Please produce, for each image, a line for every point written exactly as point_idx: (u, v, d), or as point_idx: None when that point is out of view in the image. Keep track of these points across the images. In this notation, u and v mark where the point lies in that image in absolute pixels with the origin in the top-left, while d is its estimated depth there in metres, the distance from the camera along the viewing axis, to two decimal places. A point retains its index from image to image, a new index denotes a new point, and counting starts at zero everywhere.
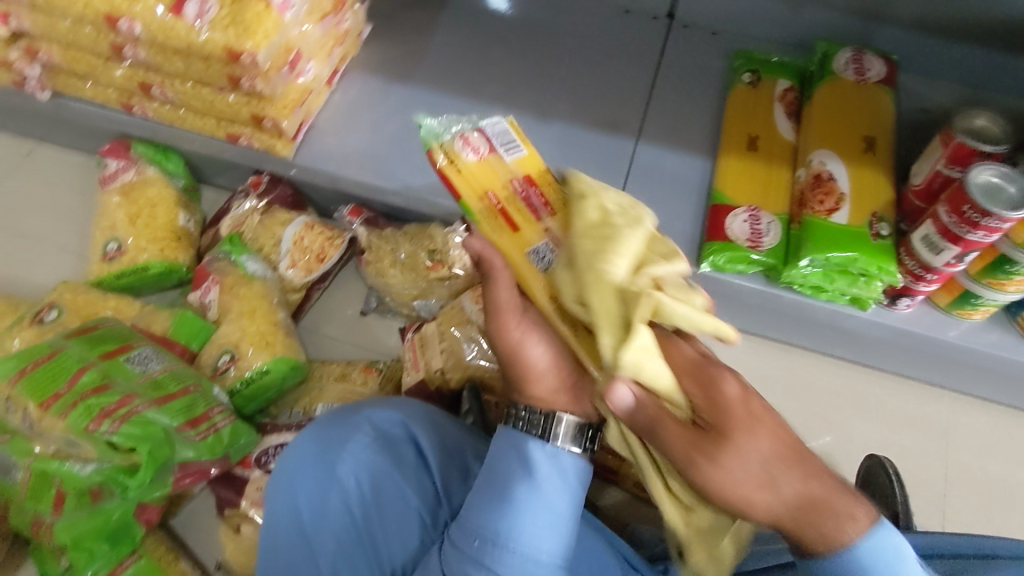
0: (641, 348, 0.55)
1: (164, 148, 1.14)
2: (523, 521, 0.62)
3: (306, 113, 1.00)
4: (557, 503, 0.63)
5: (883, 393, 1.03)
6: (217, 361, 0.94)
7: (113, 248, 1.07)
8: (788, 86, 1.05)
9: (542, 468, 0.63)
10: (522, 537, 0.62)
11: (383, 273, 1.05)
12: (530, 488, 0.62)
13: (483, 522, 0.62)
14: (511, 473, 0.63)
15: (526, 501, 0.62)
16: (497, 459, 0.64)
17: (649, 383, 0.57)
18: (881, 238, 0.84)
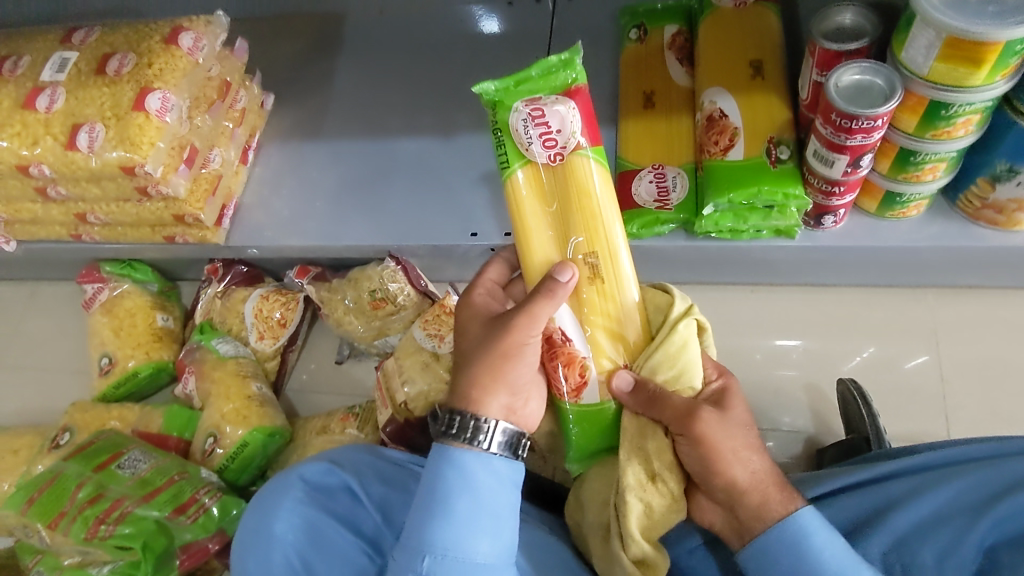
0: (684, 329, 0.73)
1: (130, 261, 1.23)
2: (464, 531, 0.61)
3: (224, 197, 1.05)
4: (493, 509, 0.62)
5: (852, 307, 1.03)
6: (204, 445, 1.01)
7: (106, 362, 1.17)
8: (677, 29, 1.00)
9: (481, 476, 0.62)
10: (461, 546, 0.60)
11: (341, 322, 1.09)
12: (467, 495, 0.61)
13: (422, 537, 0.61)
14: (442, 489, 0.62)
15: (467, 509, 0.61)
16: (428, 479, 0.63)
17: (684, 366, 0.72)
18: (781, 163, 0.81)
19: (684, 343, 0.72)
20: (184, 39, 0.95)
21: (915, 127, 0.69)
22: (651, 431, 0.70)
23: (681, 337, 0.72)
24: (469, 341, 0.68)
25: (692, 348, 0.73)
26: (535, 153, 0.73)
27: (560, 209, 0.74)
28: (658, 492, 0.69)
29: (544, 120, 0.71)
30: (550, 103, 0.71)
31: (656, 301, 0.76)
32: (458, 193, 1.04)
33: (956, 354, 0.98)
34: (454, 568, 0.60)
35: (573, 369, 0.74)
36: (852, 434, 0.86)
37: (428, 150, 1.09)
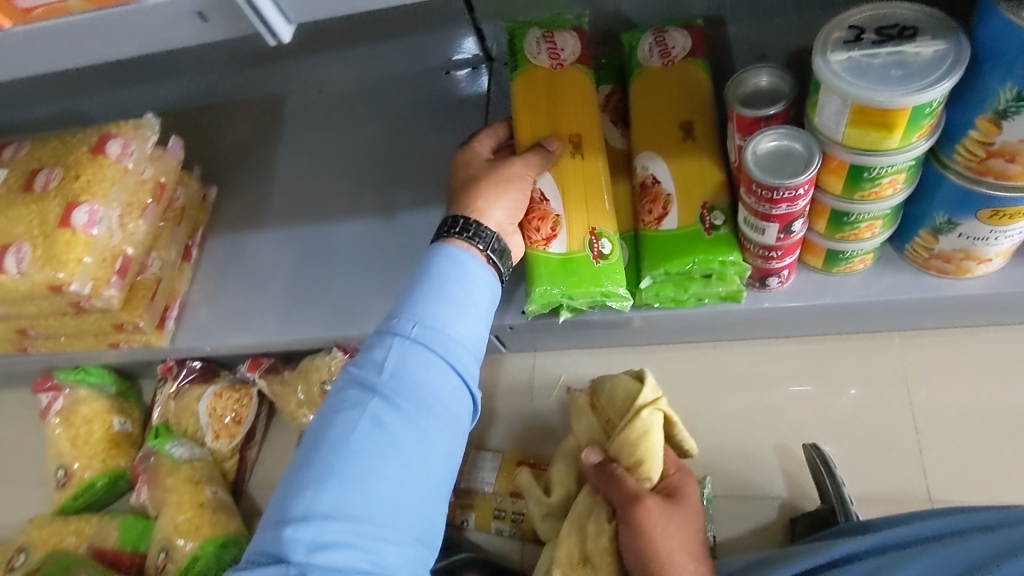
0: (648, 416, 0.82)
1: (83, 365, 1.20)
2: (440, 304, 0.64)
3: (166, 299, 1.03)
4: (469, 296, 0.66)
5: (820, 357, 0.99)
6: (157, 560, 0.98)
7: (62, 474, 1.14)
8: (610, 88, 0.96)
9: (471, 271, 0.67)
10: (433, 314, 0.63)
11: (297, 416, 1.06)
12: (458, 282, 0.66)
13: (401, 306, 0.64)
14: (430, 268, 0.66)
15: (452, 289, 0.65)
16: (420, 270, 0.67)
17: (645, 454, 0.80)
18: (716, 229, 0.78)
19: (645, 433, 0.81)
20: (112, 146, 0.94)
21: (842, 189, 0.67)
22: (596, 512, 0.81)
23: (642, 424, 0.81)
24: (471, 169, 0.80)
25: (655, 436, 0.81)
26: (540, 58, 0.85)
27: (562, 98, 0.84)
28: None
29: (553, 42, 0.86)
30: (559, 33, 0.87)
31: (627, 388, 0.85)
32: (403, 275, 1.01)
33: (930, 401, 0.93)
34: (438, 344, 0.62)
35: (546, 222, 0.80)
36: (822, 504, 0.84)
37: (371, 232, 1.06)
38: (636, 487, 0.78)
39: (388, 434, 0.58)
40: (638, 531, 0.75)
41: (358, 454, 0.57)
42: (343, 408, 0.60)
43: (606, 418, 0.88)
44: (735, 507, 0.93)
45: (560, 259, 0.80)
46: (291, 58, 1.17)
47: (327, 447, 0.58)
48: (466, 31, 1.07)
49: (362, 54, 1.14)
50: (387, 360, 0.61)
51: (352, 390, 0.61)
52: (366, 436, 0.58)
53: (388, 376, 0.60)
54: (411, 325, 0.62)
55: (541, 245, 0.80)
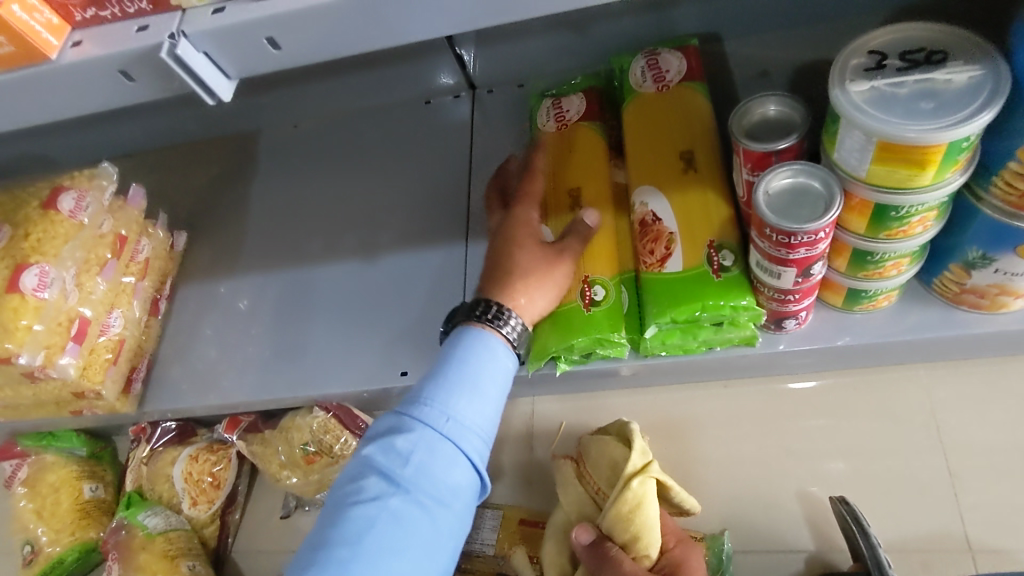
0: (641, 485, 0.78)
1: (49, 430, 1.12)
2: (465, 395, 0.65)
3: (132, 359, 0.96)
4: (493, 389, 0.67)
5: (840, 393, 0.92)
6: None
7: (28, 550, 1.05)
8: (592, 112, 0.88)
9: (496, 358, 0.68)
10: (458, 408, 0.64)
11: (279, 478, 0.99)
12: (487, 373, 0.67)
13: (425, 394, 0.65)
14: (458, 357, 0.67)
15: (480, 380, 0.66)
16: (445, 353, 0.68)
17: (641, 531, 0.76)
18: (725, 270, 0.71)
19: (637, 507, 0.77)
20: (65, 200, 0.88)
21: (866, 228, 0.60)
22: None
23: (634, 495, 0.77)
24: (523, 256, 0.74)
25: (648, 509, 0.77)
26: (549, 126, 0.89)
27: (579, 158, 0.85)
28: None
29: (561, 108, 0.89)
30: (566, 98, 0.90)
31: (613, 452, 0.82)
32: (386, 324, 0.94)
33: (961, 439, 0.86)
34: (462, 436, 0.63)
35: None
36: (857, 563, 0.78)
37: (350, 277, 0.99)
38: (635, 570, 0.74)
39: (407, 529, 0.59)
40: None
41: (373, 550, 0.57)
42: (362, 496, 0.60)
43: (595, 489, 0.83)
44: (756, 563, 0.86)
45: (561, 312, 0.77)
46: (259, 94, 1.10)
47: (342, 538, 0.57)
48: (443, 59, 1.01)
49: (334, 87, 1.07)
50: (411, 451, 0.61)
51: (373, 476, 0.61)
52: (386, 530, 0.58)
53: (410, 468, 0.61)
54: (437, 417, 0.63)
55: None
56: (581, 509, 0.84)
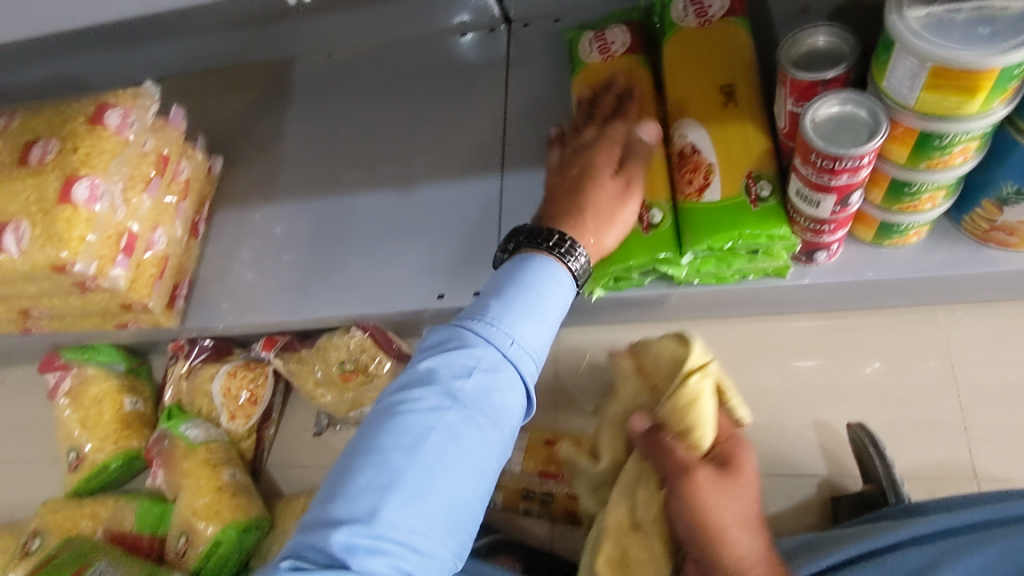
0: (700, 380, 0.79)
1: (90, 345, 1.17)
2: (526, 318, 0.61)
3: (176, 275, 0.99)
4: (554, 317, 0.63)
5: (860, 331, 0.94)
6: (177, 545, 0.95)
7: (74, 457, 1.11)
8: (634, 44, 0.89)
9: (562, 287, 0.64)
10: (518, 331, 0.60)
11: (313, 395, 1.03)
12: (551, 297, 0.63)
13: (486, 312, 0.61)
14: (518, 279, 0.63)
15: (541, 304, 0.62)
16: (504, 277, 0.64)
17: (696, 419, 0.76)
18: (763, 201, 0.73)
19: (695, 403, 0.77)
20: (111, 117, 0.88)
21: (908, 158, 0.62)
22: (642, 484, 0.77)
23: (693, 388, 0.78)
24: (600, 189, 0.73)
25: (705, 405, 0.77)
26: (593, 58, 0.89)
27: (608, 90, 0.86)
28: (645, 543, 0.76)
29: (605, 39, 0.90)
30: (609, 30, 0.90)
31: (675, 350, 0.84)
32: (422, 251, 0.96)
33: (974, 377, 0.90)
34: (520, 361, 0.60)
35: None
36: (869, 486, 0.83)
37: (385, 205, 1.01)
38: (684, 459, 0.72)
39: (460, 446, 0.55)
40: (684, 503, 0.69)
41: (431, 459, 0.54)
42: (414, 404, 0.56)
43: (652, 383, 0.85)
44: (772, 486, 0.90)
45: None
46: (295, 19, 1.10)
47: (393, 444, 0.54)
48: None
49: (371, 14, 1.07)
50: (468, 368, 0.58)
51: (425, 386, 0.57)
52: (443, 445, 0.55)
53: (466, 383, 0.57)
54: (496, 337, 0.60)
55: None
56: (640, 401, 0.85)
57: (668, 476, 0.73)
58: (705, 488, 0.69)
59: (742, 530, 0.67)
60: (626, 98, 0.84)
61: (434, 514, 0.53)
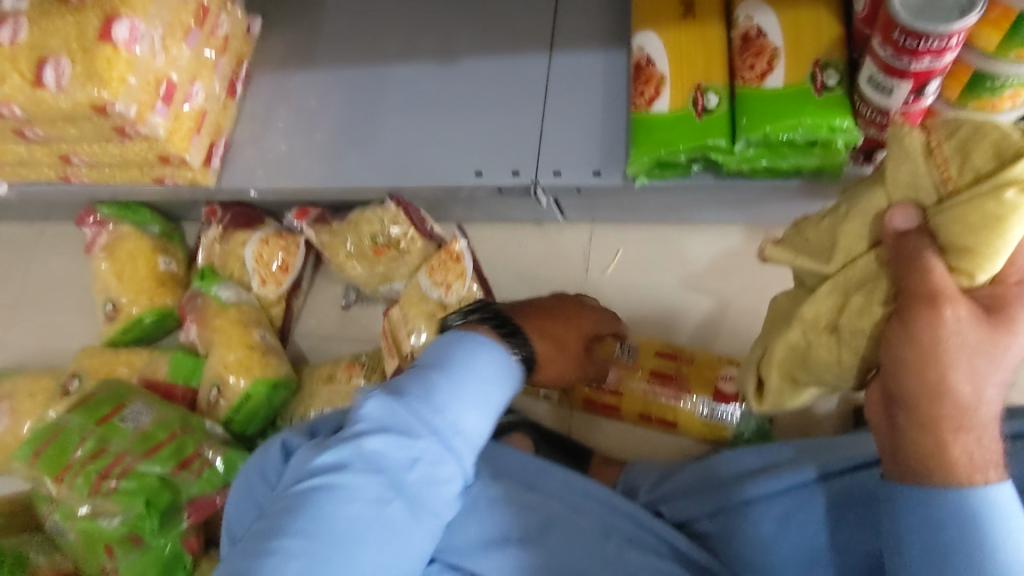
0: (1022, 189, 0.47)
1: (126, 202, 1.18)
2: (458, 397, 0.59)
3: (213, 132, 0.98)
4: (499, 405, 0.62)
5: None
6: (209, 396, 0.98)
7: (111, 308, 1.14)
8: None
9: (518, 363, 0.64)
10: (449, 416, 0.58)
11: (343, 267, 1.05)
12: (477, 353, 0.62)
13: (411, 388, 0.58)
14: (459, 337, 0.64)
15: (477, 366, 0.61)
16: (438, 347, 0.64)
17: (985, 242, 0.47)
18: (828, 90, 0.69)
19: (999, 219, 0.47)
20: None
21: (997, 45, 0.57)
22: (865, 287, 0.54)
23: (1006, 199, 0.47)
24: None
25: (1016, 229, 0.47)
26: None
27: None
28: (837, 349, 0.56)
29: None
30: None
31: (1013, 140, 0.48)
32: (461, 128, 0.94)
33: None
34: (458, 448, 0.59)
35: (650, 85, 0.78)
36: None
37: (426, 78, 0.97)
38: (946, 282, 0.47)
39: (397, 540, 0.54)
40: (926, 338, 0.46)
41: (354, 545, 0.51)
42: (345, 493, 0.52)
43: (946, 178, 0.51)
44: None
45: (659, 118, 0.76)
46: None
47: (321, 530, 0.51)
48: None
49: None
50: (394, 444, 0.55)
51: (347, 475, 0.53)
52: (375, 535, 0.53)
53: (386, 454, 0.55)
54: (424, 419, 0.57)
55: (645, 106, 0.78)
56: (904, 198, 0.53)
57: (900, 290, 0.49)
58: (954, 328, 0.46)
59: (970, 379, 0.47)
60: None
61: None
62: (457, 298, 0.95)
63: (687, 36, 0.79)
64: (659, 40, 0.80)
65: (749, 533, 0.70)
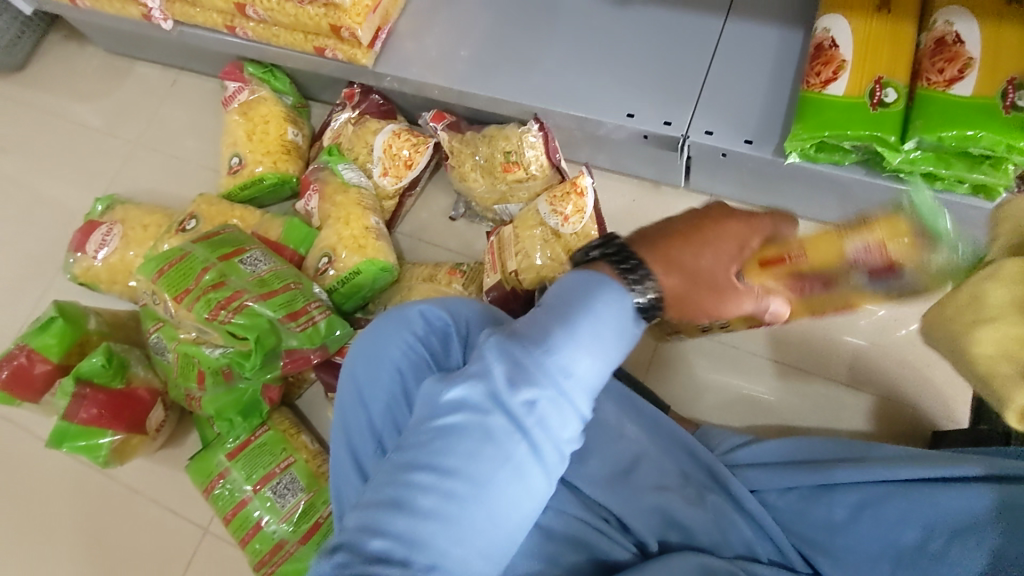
0: None
1: (271, 68, 1.23)
2: (587, 355, 0.48)
3: (382, 18, 1.02)
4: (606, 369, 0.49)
5: None
6: (318, 264, 1.04)
7: (236, 162, 1.19)
8: None
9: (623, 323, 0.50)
10: (584, 371, 0.48)
11: (465, 177, 1.07)
12: (605, 322, 0.49)
13: (545, 339, 0.48)
14: (590, 289, 0.50)
15: (600, 328, 0.49)
16: (564, 288, 0.51)
17: None
18: (1017, 109, 0.69)
19: None
20: None
21: None
22: None
23: None
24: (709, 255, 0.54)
25: None
26: None
27: None
28: None
29: None
30: None
31: None
32: (619, 71, 0.96)
33: None
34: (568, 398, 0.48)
35: (829, 67, 0.78)
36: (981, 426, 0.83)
37: (596, 16, 1.00)
38: None
39: (509, 477, 0.46)
40: None
41: (467, 468, 0.46)
42: (472, 419, 0.47)
43: None
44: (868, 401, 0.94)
45: (834, 101, 0.77)
46: None
47: (444, 452, 0.46)
48: None
49: None
50: (533, 394, 0.47)
51: (476, 415, 0.47)
52: (492, 461, 0.46)
53: (527, 399, 0.47)
54: (556, 373, 0.48)
55: (819, 87, 0.78)
56: None
57: None
58: None
59: None
60: None
61: (495, 541, 0.47)
62: (572, 231, 0.95)
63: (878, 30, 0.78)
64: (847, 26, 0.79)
65: (818, 514, 0.72)
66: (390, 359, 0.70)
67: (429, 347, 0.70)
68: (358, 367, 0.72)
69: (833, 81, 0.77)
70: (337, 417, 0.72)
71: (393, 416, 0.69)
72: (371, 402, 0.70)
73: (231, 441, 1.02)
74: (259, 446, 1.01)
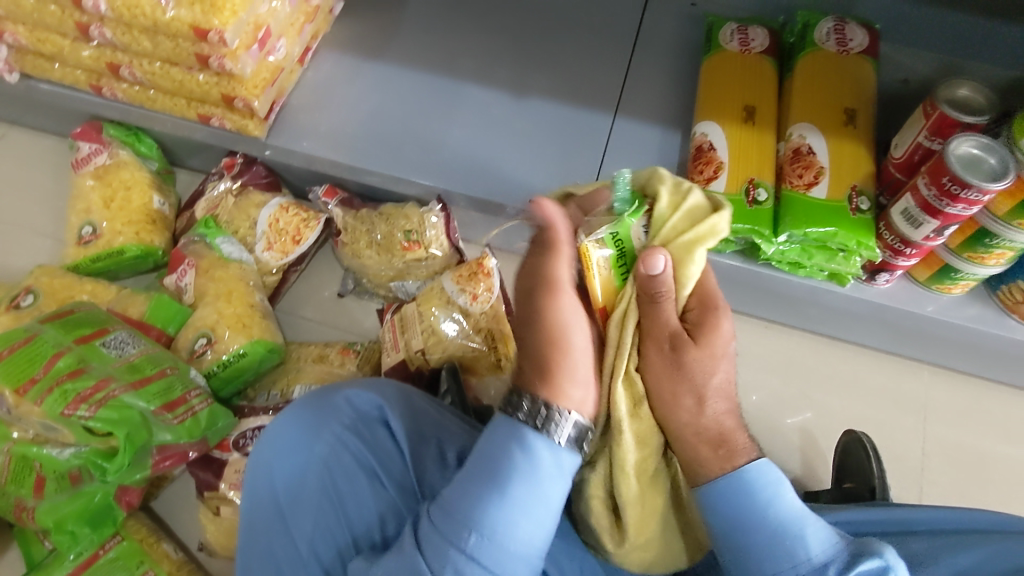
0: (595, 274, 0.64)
1: (136, 130, 1.11)
2: (519, 518, 0.56)
3: (278, 92, 1.00)
4: (548, 512, 0.57)
5: (871, 371, 1.02)
6: (194, 345, 0.94)
7: (88, 232, 1.06)
8: (767, 47, 0.96)
9: (542, 461, 0.57)
10: (513, 534, 0.55)
11: (359, 254, 1.04)
12: (525, 479, 0.56)
13: (472, 515, 0.55)
14: (509, 454, 0.57)
15: (514, 490, 0.56)
16: (489, 445, 0.58)
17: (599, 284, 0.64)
18: (861, 212, 0.83)
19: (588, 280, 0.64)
20: None
21: (957, 245, 0.80)
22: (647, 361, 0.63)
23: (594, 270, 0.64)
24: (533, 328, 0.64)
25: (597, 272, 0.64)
26: (732, 46, 0.96)
27: (732, 83, 0.93)
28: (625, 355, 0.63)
29: (747, 39, 0.96)
30: (751, 29, 0.97)
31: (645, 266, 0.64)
32: (519, 158, 1.00)
33: (940, 434, 0.98)
34: (494, 553, 0.55)
35: (709, 167, 0.88)
36: (856, 483, 0.89)
37: (493, 104, 1.04)
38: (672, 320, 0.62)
39: None
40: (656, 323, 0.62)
41: None
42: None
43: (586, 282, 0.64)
44: None
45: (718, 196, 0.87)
46: None
47: None
48: None
49: None
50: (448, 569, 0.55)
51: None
52: None
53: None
54: (487, 548, 0.55)
55: (703, 183, 0.88)
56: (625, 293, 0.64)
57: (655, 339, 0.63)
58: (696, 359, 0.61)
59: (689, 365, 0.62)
60: (749, 92, 0.92)
61: None
62: (480, 310, 0.95)
63: (746, 137, 0.90)
64: (723, 131, 0.90)
65: None
66: (319, 455, 0.70)
67: (359, 445, 0.71)
68: (278, 469, 0.71)
69: (715, 178, 0.88)
70: (249, 508, 0.71)
71: (321, 517, 0.68)
72: (294, 512, 0.69)
73: (71, 558, 0.84)
74: (109, 562, 0.85)
